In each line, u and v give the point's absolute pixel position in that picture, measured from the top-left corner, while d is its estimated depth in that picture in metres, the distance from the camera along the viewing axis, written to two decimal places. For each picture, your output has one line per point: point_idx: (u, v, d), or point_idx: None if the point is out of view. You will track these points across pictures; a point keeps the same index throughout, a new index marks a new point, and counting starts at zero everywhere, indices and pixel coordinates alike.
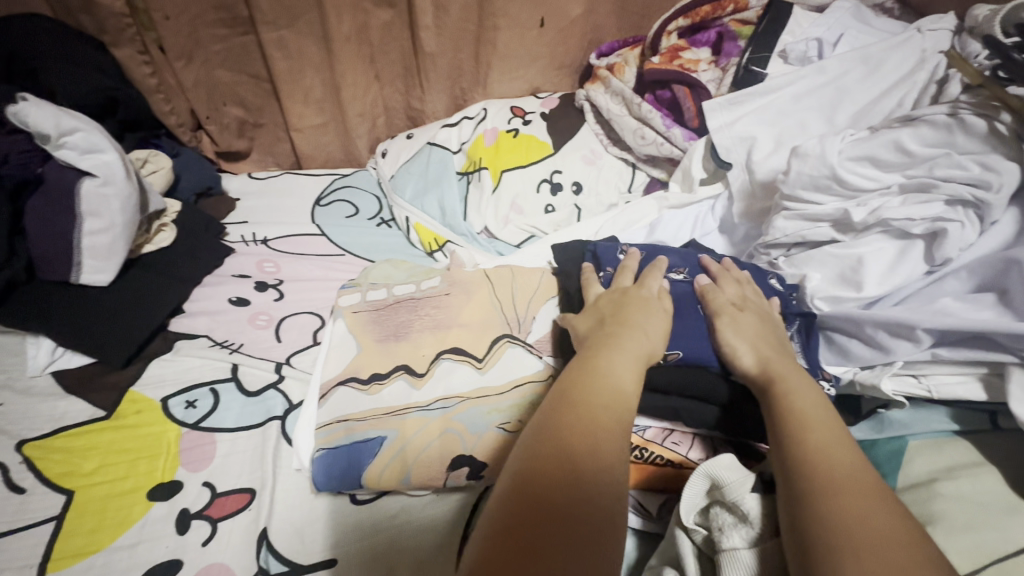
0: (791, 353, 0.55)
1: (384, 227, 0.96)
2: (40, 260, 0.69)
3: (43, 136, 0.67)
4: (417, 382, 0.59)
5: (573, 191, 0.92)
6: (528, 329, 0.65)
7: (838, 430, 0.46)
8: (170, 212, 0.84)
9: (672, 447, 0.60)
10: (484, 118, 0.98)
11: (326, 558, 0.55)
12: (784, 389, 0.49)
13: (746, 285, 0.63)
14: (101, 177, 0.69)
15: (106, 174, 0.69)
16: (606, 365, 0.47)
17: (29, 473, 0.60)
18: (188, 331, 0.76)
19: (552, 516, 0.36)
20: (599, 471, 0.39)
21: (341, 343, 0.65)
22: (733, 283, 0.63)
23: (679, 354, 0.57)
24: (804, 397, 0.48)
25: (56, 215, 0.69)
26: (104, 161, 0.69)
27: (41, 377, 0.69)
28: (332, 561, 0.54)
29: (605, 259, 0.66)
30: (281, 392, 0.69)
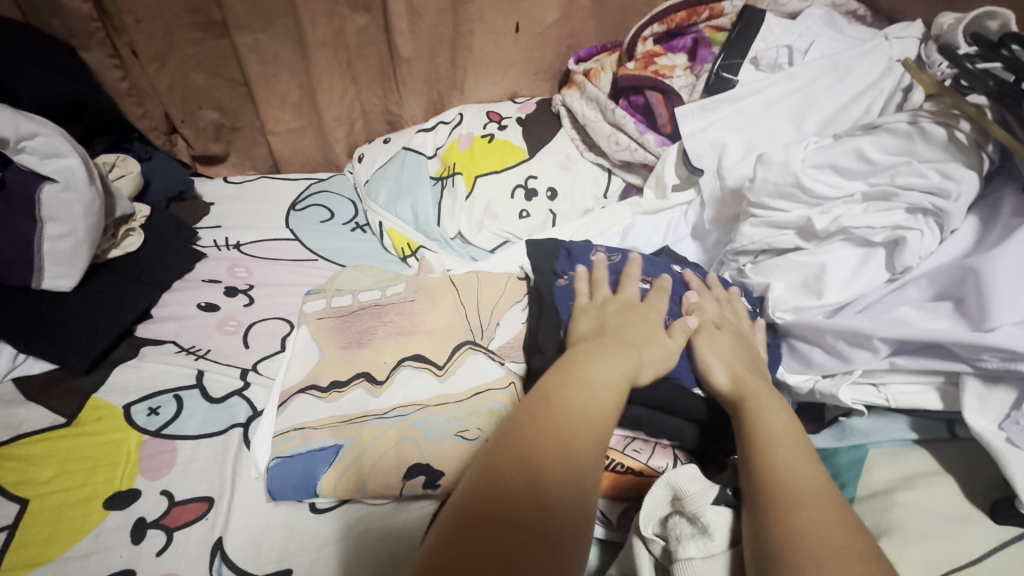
0: (766, 372, 0.56)
1: (358, 232, 0.95)
2: (0, 264, 0.68)
3: (3, 140, 0.67)
4: (376, 390, 0.59)
5: (548, 196, 0.92)
6: (491, 335, 0.65)
7: (799, 444, 0.46)
8: (140, 217, 0.84)
9: (633, 454, 0.59)
10: (460, 123, 0.98)
11: (280, 567, 0.54)
12: (753, 406, 0.50)
13: (726, 304, 0.63)
14: (63, 181, 0.69)
15: (68, 179, 0.69)
16: (581, 374, 0.47)
17: None
18: (154, 337, 0.76)
19: (519, 529, 0.36)
20: (567, 481, 0.39)
21: (304, 349, 0.65)
22: (713, 301, 0.63)
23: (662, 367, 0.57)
24: (772, 413, 0.49)
25: (16, 219, 0.68)
26: (66, 165, 0.69)
27: (2, 383, 0.69)
28: (287, 571, 0.54)
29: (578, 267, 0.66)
30: (245, 399, 0.69)
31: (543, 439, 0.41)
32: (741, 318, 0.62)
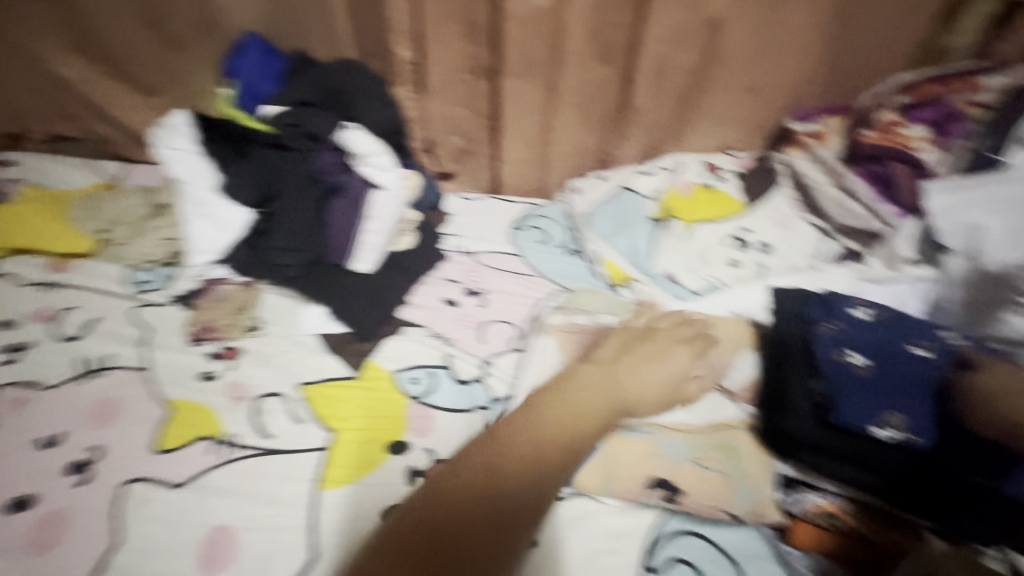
0: None
1: (572, 256, 1.05)
2: (333, 247, 0.87)
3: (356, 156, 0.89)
4: (624, 405, 0.68)
5: (761, 251, 0.94)
6: (724, 373, 0.71)
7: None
8: (407, 222, 1.00)
9: (861, 518, 0.62)
10: (680, 171, 1.05)
11: (530, 535, 0.64)
12: (1013, 476, 0.57)
13: (1007, 374, 0.64)
14: (387, 188, 0.89)
15: (391, 187, 0.90)
16: (584, 396, 0.67)
17: (303, 409, 0.77)
18: (410, 320, 0.91)
19: (486, 482, 0.58)
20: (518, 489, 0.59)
21: (547, 356, 0.77)
22: (992, 374, 0.64)
23: (921, 438, 0.60)
24: (1018, 481, 0.57)
25: (350, 214, 0.87)
26: (393, 176, 0.92)
27: (306, 336, 0.88)
28: (533, 539, 0.64)
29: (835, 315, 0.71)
30: (485, 387, 0.82)
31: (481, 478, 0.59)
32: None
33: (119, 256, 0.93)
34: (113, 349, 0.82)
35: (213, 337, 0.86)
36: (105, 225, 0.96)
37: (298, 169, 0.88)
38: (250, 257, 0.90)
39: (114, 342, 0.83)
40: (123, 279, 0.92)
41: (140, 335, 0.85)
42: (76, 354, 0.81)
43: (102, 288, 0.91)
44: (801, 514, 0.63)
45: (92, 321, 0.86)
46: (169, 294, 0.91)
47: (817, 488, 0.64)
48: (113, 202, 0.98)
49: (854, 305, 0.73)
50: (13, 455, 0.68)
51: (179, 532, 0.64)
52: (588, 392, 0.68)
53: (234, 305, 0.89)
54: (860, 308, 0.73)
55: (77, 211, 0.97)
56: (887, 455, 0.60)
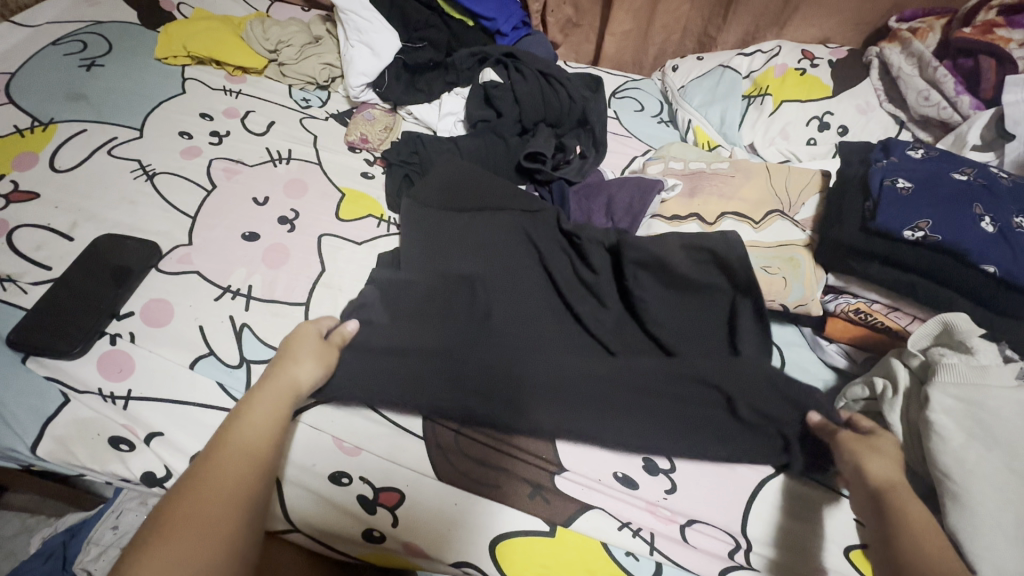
0: (924, 203, 0.69)
1: (663, 125, 1.18)
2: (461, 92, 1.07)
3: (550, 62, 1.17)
4: (708, 226, 0.84)
5: (838, 132, 1.05)
6: (797, 210, 0.85)
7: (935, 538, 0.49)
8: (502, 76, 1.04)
9: (894, 319, 0.74)
10: (777, 54, 1.15)
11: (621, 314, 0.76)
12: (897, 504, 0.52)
13: None
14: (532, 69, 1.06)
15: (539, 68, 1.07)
16: (251, 436, 0.55)
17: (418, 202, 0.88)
18: (522, 142, 1.01)
19: (230, 457, 0.53)
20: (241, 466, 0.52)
21: (643, 184, 0.89)
22: None
23: (994, 268, 0.65)
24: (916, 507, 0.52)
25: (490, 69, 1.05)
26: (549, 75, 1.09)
27: (426, 145, 0.99)
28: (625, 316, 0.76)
29: (953, 165, 0.74)
30: (573, 195, 0.94)
31: (253, 459, 0.53)
32: (800, 171, 0.88)
33: (285, 76, 1.12)
34: (293, 146, 1.01)
35: (368, 147, 1.03)
36: (272, 45, 1.13)
37: (464, 43, 1.14)
38: (397, 86, 1.08)
39: (292, 140, 1.02)
40: (289, 95, 1.11)
41: (310, 138, 1.03)
42: (266, 145, 1.00)
43: (273, 100, 1.09)
44: (836, 312, 0.78)
45: (271, 123, 1.04)
46: (328, 112, 1.09)
47: (853, 295, 0.78)
48: (278, 28, 1.15)
49: (954, 168, 0.74)
50: (237, 207, 0.89)
51: (366, 271, 0.84)
52: (298, 337, 0.65)
53: (383, 126, 1.06)
54: (917, 149, 0.77)
55: (248, 32, 1.14)
56: (912, 261, 0.70)
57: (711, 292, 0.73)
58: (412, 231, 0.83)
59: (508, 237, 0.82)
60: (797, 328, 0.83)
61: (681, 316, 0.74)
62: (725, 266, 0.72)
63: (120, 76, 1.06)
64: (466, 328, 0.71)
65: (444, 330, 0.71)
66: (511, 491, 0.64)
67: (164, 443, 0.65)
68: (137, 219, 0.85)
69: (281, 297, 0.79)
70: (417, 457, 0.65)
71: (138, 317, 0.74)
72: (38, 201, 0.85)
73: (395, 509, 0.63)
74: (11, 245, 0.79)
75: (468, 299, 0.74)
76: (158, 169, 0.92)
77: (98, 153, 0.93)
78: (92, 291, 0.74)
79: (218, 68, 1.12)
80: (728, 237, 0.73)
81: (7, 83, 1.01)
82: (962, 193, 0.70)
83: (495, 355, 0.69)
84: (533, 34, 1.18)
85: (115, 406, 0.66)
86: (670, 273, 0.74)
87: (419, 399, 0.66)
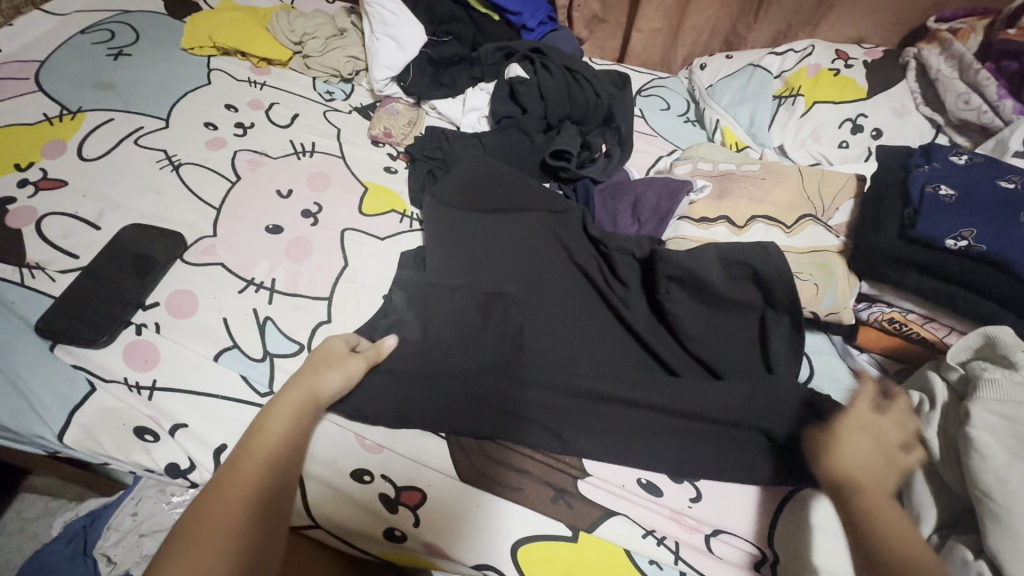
0: (966, 212, 0.67)
1: (690, 124, 1.16)
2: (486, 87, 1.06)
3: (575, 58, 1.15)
4: (738, 230, 0.82)
5: (872, 135, 1.02)
6: (830, 215, 0.83)
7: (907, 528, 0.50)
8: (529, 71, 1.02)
9: (930, 330, 0.72)
10: (810, 54, 1.12)
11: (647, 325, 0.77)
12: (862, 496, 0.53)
13: None
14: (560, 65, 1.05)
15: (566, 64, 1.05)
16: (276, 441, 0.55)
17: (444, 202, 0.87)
18: (547, 140, 1.00)
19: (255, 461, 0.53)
20: (264, 471, 0.53)
21: (672, 184, 0.87)
22: None
23: None
24: (885, 502, 0.52)
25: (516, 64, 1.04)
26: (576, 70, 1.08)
27: (451, 141, 0.98)
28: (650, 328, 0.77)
29: (999, 172, 0.71)
30: (599, 195, 0.92)
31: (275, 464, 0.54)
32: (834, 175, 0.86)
33: (309, 69, 1.11)
34: (316, 139, 1.00)
35: (391, 142, 1.03)
36: (298, 37, 1.12)
37: (490, 38, 1.13)
38: (421, 80, 1.07)
39: (316, 133, 1.02)
40: (313, 88, 1.10)
41: (333, 131, 1.03)
42: (289, 138, 1.00)
43: (297, 92, 1.09)
44: (869, 321, 0.76)
45: (295, 116, 1.04)
46: (352, 105, 1.09)
47: (887, 304, 0.76)
48: (304, 20, 1.14)
49: (999, 176, 0.71)
50: (261, 200, 0.89)
51: (388, 267, 0.84)
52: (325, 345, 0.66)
53: (406, 120, 1.05)
54: (961, 155, 0.75)
55: (274, 23, 1.14)
56: (952, 272, 0.67)
57: (745, 306, 0.74)
58: (439, 234, 0.83)
59: (539, 246, 0.83)
60: (826, 336, 0.81)
61: (714, 327, 0.75)
62: (763, 283, 0.72)
63: (147, 66, 1.06)
64: (496, 348, 0.71)
65: (472, 340, 0.72)
66: (534, 495, 0.63)
67: (188, 435, 0.65)
68: (162, 209, 0.85)
69: (304, 291, 0.79)
70: (439, 457, 0.65)
71: (163, 308, 0.74)
72: (66, 189, 0.85)
73: (416, 509, 0.62)
74: (40, 232, 0.79)
75: (497, 305, 0.75)
76: (183, 159, 0.92)
77: (125, 142, 0.93)
78: (118, 280, 0.75)
79: (244, 59, 1.12)
80: (767, 250, 0.73)
81: (37, 71, 1.02)
82: (1008, 201, 0.67)
83: (520, 371, 0.70)
84: (559, 29, 1.16)
85: (140, 397, 0.66)
86: (706, 291, 0.74)
87: (447, 411, 0.66)
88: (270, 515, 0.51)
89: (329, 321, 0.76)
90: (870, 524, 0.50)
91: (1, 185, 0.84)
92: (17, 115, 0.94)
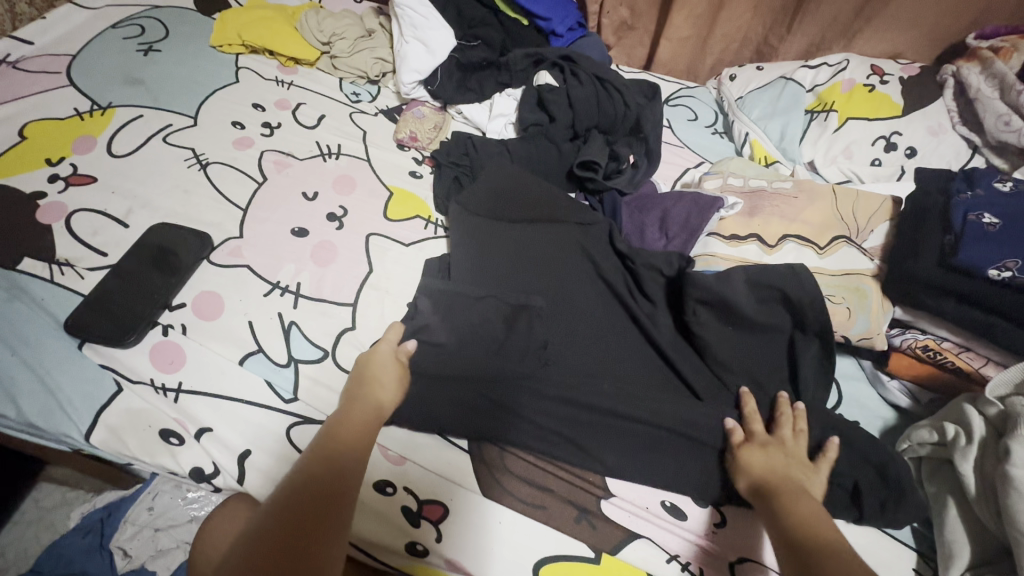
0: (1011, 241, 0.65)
1: (718, 136, 1.14)
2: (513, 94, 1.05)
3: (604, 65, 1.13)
4: (769, 249, 0.81)
5: (905, 154, 1.00)
6: (864, 237, 0.81)
7: (821, 516, 0.54)
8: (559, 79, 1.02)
9: (966, 360, 0.70)
10: (845, 68, 1.10)
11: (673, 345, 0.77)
12: (778, 493, 0.56)
13: None
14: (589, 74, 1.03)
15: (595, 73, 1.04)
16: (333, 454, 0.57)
17: (473, 211, 0.87)
18: (573, 149, 0.99)
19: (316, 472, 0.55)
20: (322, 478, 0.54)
21: (702, 200, 0.85)
22: None
23: None
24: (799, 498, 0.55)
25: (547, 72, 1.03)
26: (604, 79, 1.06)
27: (477, 147, 0.96)
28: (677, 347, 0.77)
29: None
30: (626, 208, 0.92)
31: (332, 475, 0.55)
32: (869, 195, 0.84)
33: (336, 69, 1.11)
34: (342, 141, 1.00)
35: (417, 146, 1.02)
36: (326, 38, 1.12)
37: (518, 43, 1.12)
38: (448, 84, 1.06)
39: (342, 135, 1.01)
40: (340, 89, 1.10)
41: (360, 133, 1.02)
42: (315, 139, 0.99)
43: (323, 92, 1.08)
44: (902, 348, 0.74)
45: (321, 117, 1.04)
46: (378, 107, 1.08)
47: (922, 330, 0.74)
48: (332, 19, 1.14)
49: None
50: (287, 201, 0.89)
51: (413, 274, 0.83)
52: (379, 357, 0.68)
53: (432, 125, 1.04)
54: (1006, 181, 0.74)
55: (302, 23, 1.14)
56: (991, 302, 0.66)
57: (772, 331, 0.74)
58: (468, 243, 0.83)
59: (565, 260, 0.82)
60: (855, 360, 0.80)
61: (741, 351, 0.75)
62: (792, 305, 0.73)
63: (176, 62, 1.07)
64: (521, 360, 0.71)
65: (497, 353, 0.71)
66: (557, 514, 0.63)
67: (213, 439, 0.65)
68: (190, 209, 0.85)
69: (328, 296, 0.78)
70: (463, 472, 0.65)
71: (190, 309, 0.74)
72: (95, 185, 0.85)
73: (438, 524, 0.62)
74: (69, 228, 0.79)
75: (529, 321, 0.75)
76: (211, 158, 0.92)
77: (154, 139, 0.93)
78: (144, 279, 0.75)
79: (271, 57, 1.12)
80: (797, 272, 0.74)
81: (69, 65, 1.03)
82: None
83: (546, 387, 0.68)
84: (588, 35, 1.15)
85: (166, 398, 0.67)
86: (734, 313, 0.74)
87: (474, 423, 0.66)
88: (308, 524, 0.51)
89: (353, 327, 0.76)
90: (792, 519, 0.53)
91: (31, 179, 0.85)
92: (49, 109, 0.95)
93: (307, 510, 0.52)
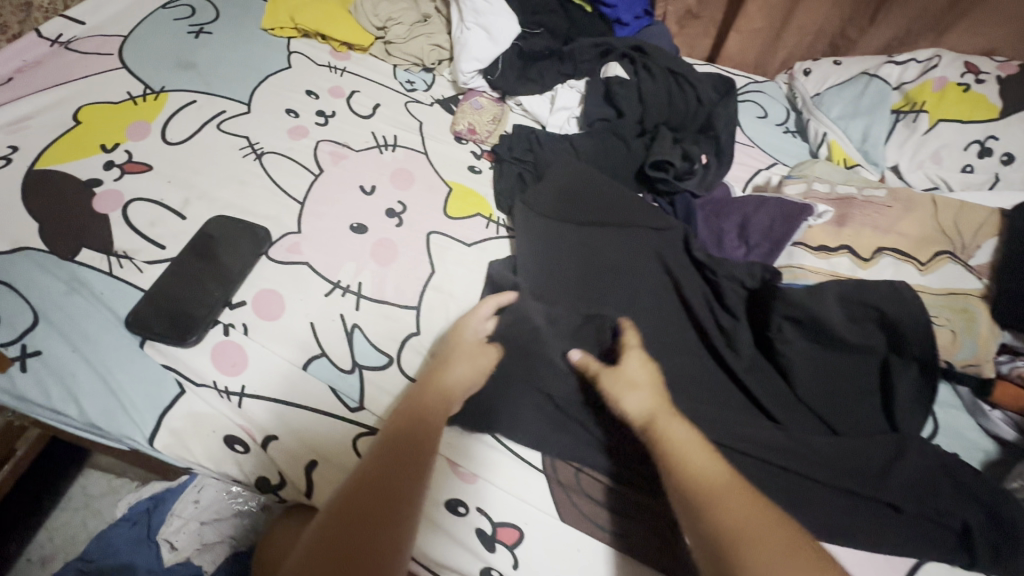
0: None
1: (790, 135, 1.07)
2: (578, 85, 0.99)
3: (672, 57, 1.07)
4: (862, 264, 0.75)
5: (1002, 160, 0.92)
6: (971, 253, 0.75)
7: (701, 450, 0.51)
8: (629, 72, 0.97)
9: None
10: (935, 65, 1.01)
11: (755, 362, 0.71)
12: (658, 425, 0.54)
13: None
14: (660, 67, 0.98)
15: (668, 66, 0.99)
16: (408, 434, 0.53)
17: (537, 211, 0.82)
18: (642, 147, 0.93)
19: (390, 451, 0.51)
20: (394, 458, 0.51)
21: (789, 206, 0.79)
22: None
23: None
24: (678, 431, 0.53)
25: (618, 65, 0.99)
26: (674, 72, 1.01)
27: (540, 144, 0.92)
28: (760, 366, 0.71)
29: None
30: (700, 212, 0.86)
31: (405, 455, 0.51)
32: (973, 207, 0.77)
33: (390, 56, 1.07)
34: (399, 132, 0.96)
35: (475, 139, 0.97)
36: (381, 22, 1.07)
37: (582, 32, 1.06)
38: (509, 74, 1.01)
39: (397, 126, 0.97)
40: (394, 76, 1.05)
41: (415, 124, 0.98)
42: (371, 130, 0.95)
43: (377, 80, 1.04)
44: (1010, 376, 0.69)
45: (376, 106, 0.99)
46: (433, 97, 1.04)
47: None
48: (387, 3, 1.09)
49: None
50: (343, 195, 0.85)
51: (477, 277, 0.79)
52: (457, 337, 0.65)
53: (491, 116, 0.99)
54: None
55: (357, 6, 1.09)
56: None
57: (867, 350, 0.68)
58: (533, 245, 0.78)
59: (638, 267, 0.77)
60: (952, 387, 0.73)
61: (833, 373, 0.69)
62: (892, 327, 0.67)
63: (228, 45, 1.03)
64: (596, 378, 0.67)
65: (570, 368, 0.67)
66: (640, 545, 0.58)
67: (278, 448, 0.62)
68: (246, 201, 0.82)
69: (390, 298, 0.75)
70: (541, 494, 0.62)
71: (250, 308, 0.71)
72: (151, 173, 0.83)
73: (515, 548, 0.59)
74: (127, 219, 0.77)
75: (600, 334, 0.70)
76: (266, 148, 0.89)
77: (208, 126, 0.90)
78: (204, 275, 0.72)
79: (324, 42, 1.08)
80: (896, 291, 0.67)
81: (121, 46, 1.00)
82: None
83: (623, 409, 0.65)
84: (655, 24, 1.08)
85: (230, 402, 0.64)
86: (826, 332, 0.68)
87: (550, 442, 0.63)
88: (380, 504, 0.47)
89: (417, 333, 0.72)
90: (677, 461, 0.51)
91: (87, 165, 0.82)
92: (103, 92, 0.92)
93: (380, 489, 0.48)
